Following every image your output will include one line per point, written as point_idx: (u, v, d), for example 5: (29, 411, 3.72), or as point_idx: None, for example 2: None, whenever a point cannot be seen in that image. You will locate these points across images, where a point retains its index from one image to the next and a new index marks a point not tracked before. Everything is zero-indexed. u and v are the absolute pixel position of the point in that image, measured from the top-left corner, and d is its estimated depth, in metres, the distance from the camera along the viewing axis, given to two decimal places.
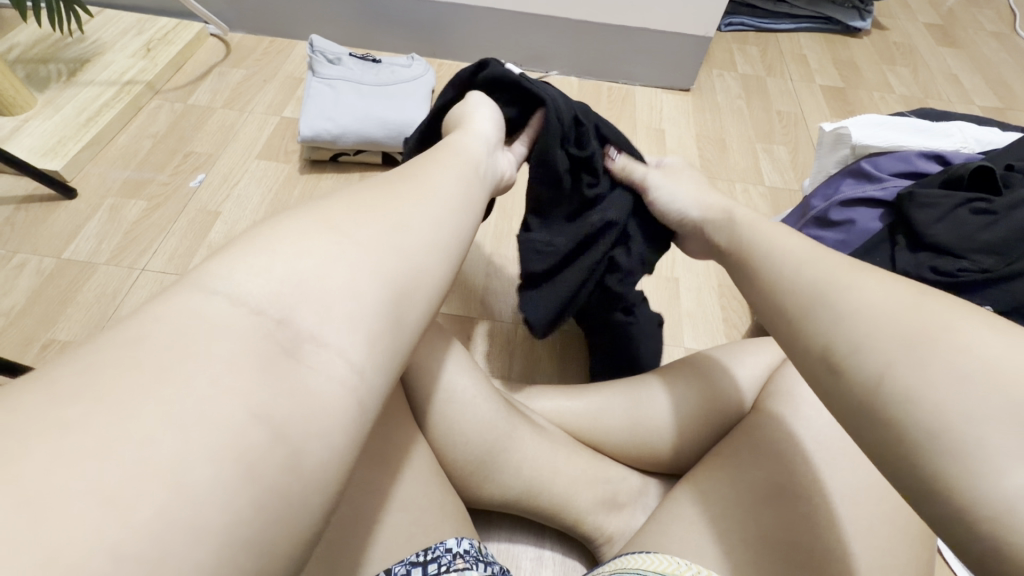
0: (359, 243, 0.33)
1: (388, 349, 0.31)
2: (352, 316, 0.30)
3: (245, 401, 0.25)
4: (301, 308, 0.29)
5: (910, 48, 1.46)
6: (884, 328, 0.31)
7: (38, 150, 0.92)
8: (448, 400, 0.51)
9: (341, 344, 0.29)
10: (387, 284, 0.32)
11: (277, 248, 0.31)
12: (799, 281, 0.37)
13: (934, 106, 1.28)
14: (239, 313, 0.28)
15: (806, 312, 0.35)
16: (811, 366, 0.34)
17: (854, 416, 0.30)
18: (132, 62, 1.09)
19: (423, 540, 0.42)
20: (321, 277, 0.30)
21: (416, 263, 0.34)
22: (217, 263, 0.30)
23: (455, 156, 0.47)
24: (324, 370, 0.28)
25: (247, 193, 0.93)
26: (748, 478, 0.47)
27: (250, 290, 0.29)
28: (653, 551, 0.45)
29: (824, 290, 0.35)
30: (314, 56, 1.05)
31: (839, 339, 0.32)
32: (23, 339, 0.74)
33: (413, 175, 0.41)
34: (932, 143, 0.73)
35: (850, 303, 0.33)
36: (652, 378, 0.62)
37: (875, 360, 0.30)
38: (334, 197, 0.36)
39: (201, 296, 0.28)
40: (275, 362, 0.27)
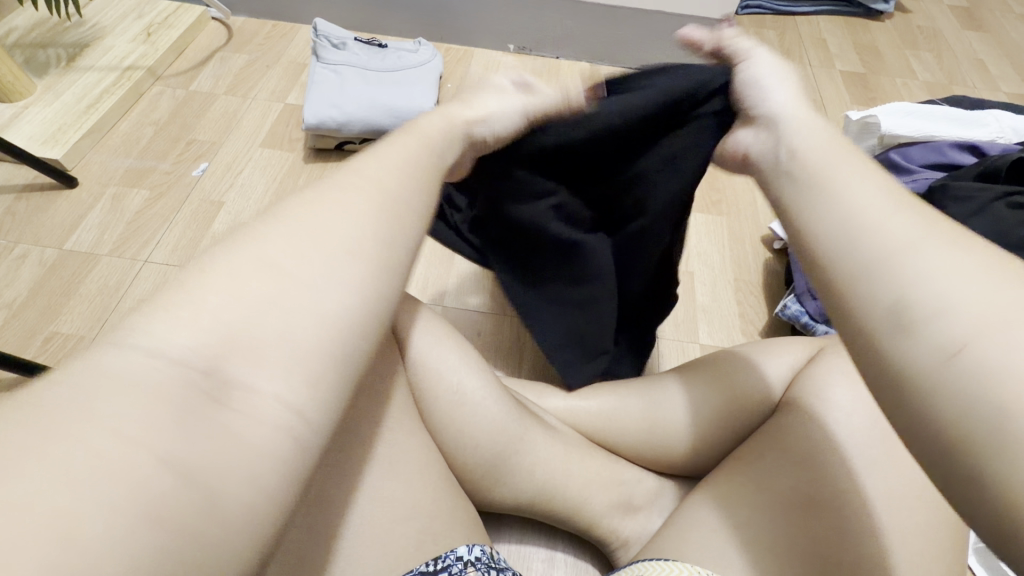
0: (301, 280, 0.26)
1: (336, 391, 0.26)
2: (287, 360, 0.25)
3: (159, 444, 0.21)
4: (227, 356, 0.24)
5: (934, 31, 1.41)
6: (962, 299, 0.24)
7: (39, 138, 0.90)
8: (458, 402, 0.48)
9: (272, 387, 0.24)
10: (332, 320, 0.26)
11: (208, 291, 0.25)
12: (867, 222, 0.28)
13: (959, 93, 1.23)
14: (157, 365, 0.23)
15: (869, 250, 0.27)
16: (864, 317, 0.26)
17: (894, 384, 0.25)
18: (133, 47, 1.06)
19: (433, 547, 0.40)
20: (251, 319, 0.25)
21: (367, 288, 0.28)
22: (139, 313, 0.24)
23: (425, 134, 0.39)
24: (251, 416, 0.23)
25: (251, 182, 0.91)
26: (773, 485, 0.44)
27: (172, 340, 0.23)
28: (669, 557, 0.43)
29: (900, 246, 0.26)
30: (318, 40, 1.02)
31: (910, 291, 0.25)
32: (25, 332, 0.73)
33: (363, 168, 0.33)
34: (966, 133, 0.69)
35: (919, 259, 0.26)
36: (669, 378, 0.60)
37: (957, 328, 0.23)
38: (274, 215, 0.29)
39: (115, 354, 0.23)
40: (195, 413, 0.23)
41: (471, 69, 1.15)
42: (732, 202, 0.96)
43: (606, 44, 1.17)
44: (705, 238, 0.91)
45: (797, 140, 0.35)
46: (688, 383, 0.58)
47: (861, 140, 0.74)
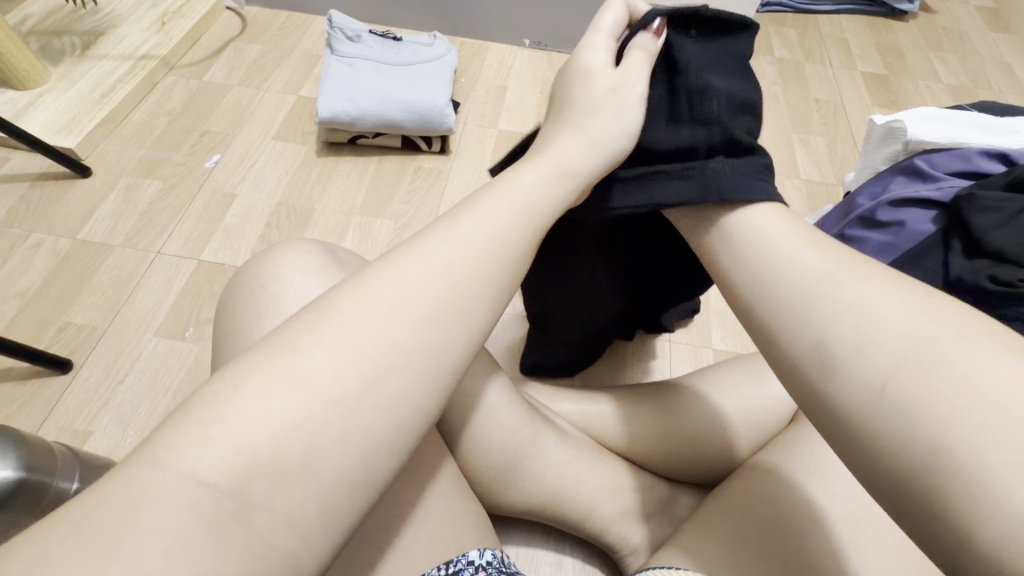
0: (334, 407, 0.26)
1: (352, 508, 0.26)
2: (310, 481, 0.25)
3: (193, 565, 0.22)
4: (255, 481, 0.24)
5: (959, 33, 1.38)
6: (885, 336, 0.27)
7: (53, 126, 0.90)
8: (472, 406, 0.48)
9: (293, 511, 0.24)
10: (354, 445, 0.26)
11: (247, 410, 0.25)
12: (786, 273, 0.32)
13: (983, 96, 1.21)
14: (190, 490, 0.23)
15: (794, 298, 0.31)
16: (798, 363, 0.29)
17: (836, 420, 0.27)
18: (147, 36, 1.06)
19: (444, 552, 0.40)
20: (279, 443, 0.25)
21: (391, 416, 0.27)
22: (179, 430, 0.25)
23: (495, 200, 0.35)
24: (270, 537, 0.24)
25: (263, 175, 0.91)
26: (786, 497, 0.44)
27: (205, 461, 0.24)
28: (680, 566, 0.42)
29: (815, 288, 0.30)
30: (333, 32, 1.01)
31: (796, 316, 0.30)
32: (39, 322, 0.73)
33: (418, 265, 0.31)
34: (994, 140, 0.68)
35: (844, 301, 0.29)
36: (684, 384, 0.59)
37: (876, 366, 0.26)
38: (314, 325, 0.28)
39: (154, 474, 0.23)
40: (219, 530, 0.23)
41: (486, 64, 1.14)
42: None
43: None
44: None
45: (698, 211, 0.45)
46: (702, 392, 0.57)
47: (885, 145, 0.75)
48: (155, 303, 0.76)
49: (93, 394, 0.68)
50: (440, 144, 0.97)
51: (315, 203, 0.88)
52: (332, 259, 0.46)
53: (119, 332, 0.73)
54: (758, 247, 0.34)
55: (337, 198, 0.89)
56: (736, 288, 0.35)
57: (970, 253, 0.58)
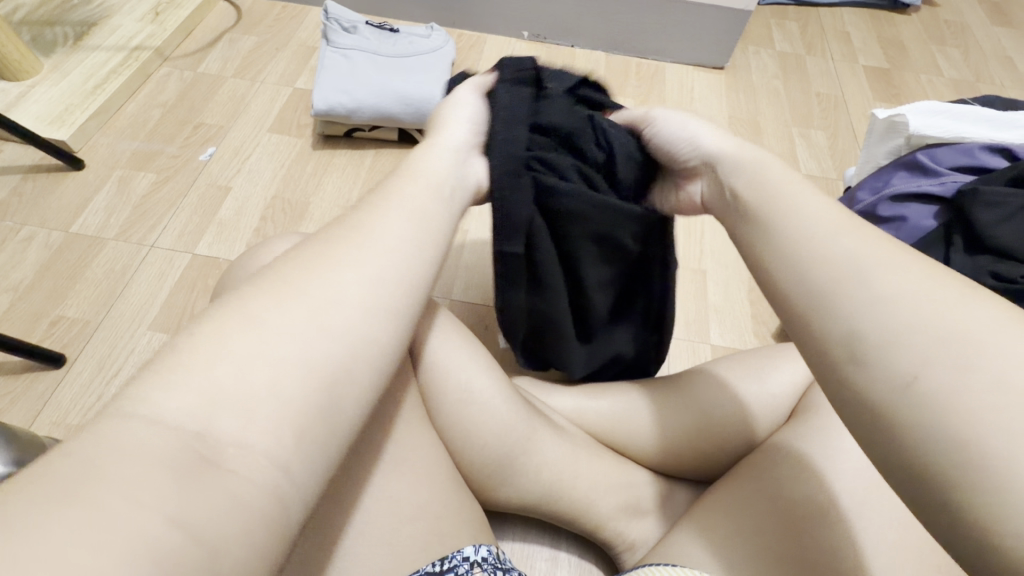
0: (293, 340, 0.28)
1: (322, 444, 0.27)
2: (277, 414, 0.26)
3: (166, 498, 0.22)
4: (222, 417, 0.25)
5: (962, 27, 1.37)
6: (918, 328, 0.26)
7: (45, 118, 0.89)
8: (465, 401, 0.47)
9: (262, 444, 0.25)
10: (319, 372, 0.28)
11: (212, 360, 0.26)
12: (819, 258, 0.30)
13: (985, 90, 1.20)
14: (157, 433, 0.24)
15: (825, 284, 0.29)
16: (823, 349, 0.28)
17: (865, 416, 0.26)
18: (140, 26, 1.04)
19: (440, 549, 0.39)
20: (241, 375, 0.26)
21: (348, 343, 0.29)
22: (145, 385, 0.25)
23: (412, 182, 0.38)
24: (244, 471, 0.24)
25: (259, 168, 0.90)
26: (785, 493, 0.43)
27: (170, 407, 0.24)
28: (677, 563, 0.42)
29: (847, 275, 0.29)
30: (329, 23, 0.99)
31: (828, 303, 0.29)
32: (32, 316, 0.72)
33: (357, 234, 0.33)
34: (997, 135, 0.67)
35: (882, 288, 0.27)
36: (683, 377, 0.58)
37: (906, 354, 0.25)
38: (264, 284, 0.30)
39: (119, 427, 0.24)
40: (186, 475, 0.23)
41: (484, 56, 1.13)
42: None
43: (624, 33, 1.14)
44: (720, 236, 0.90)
45: (730, 177, 0.38)
46: (692, 390, 0.56)
47: (887, 140, 0.73)
48: (149, 297, 0.75)
49: (86, 389, 0.67)
50: None
51: (311, 196, 0.87)
52: None
53: (112, 326, 0.72)
54: (787, 232, 0.32)
55: (333, 191, 0.88)
56: (768, 273, 0.32)
57: (973, 250, 0.58)
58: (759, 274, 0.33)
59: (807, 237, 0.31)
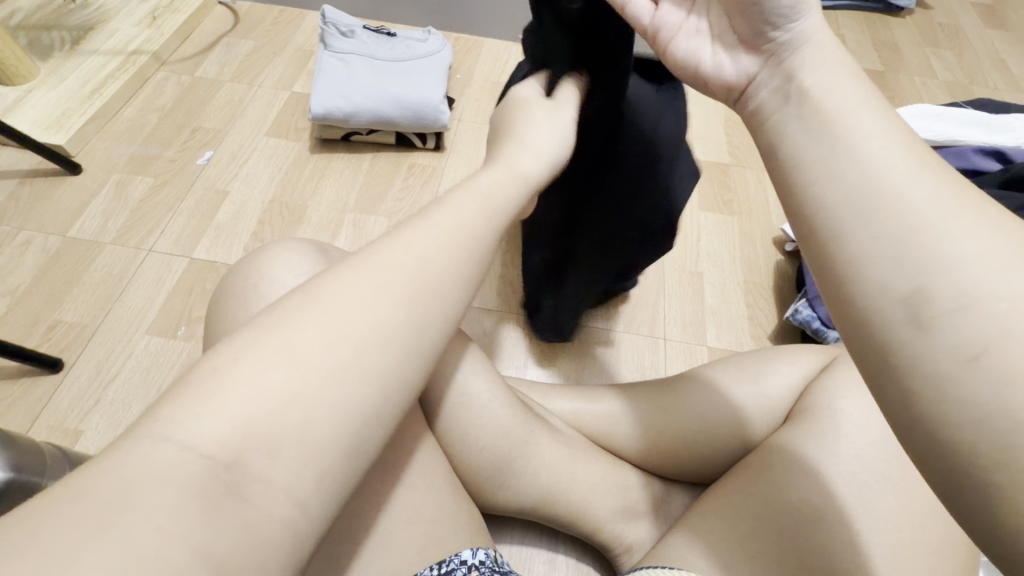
0: (326, 374, 0.27)
1: (345, 482, 0.26)
2: (301, 453, 0.25)
3: (192, 532, 0.22)
4: (251, 453, 0.24)
5: (956, 29, 1.38)
6: (999, 299, 0.22)
7: (42, 123, 0.89)
8: (462, 405, 0.47)
9: (286, 480, 0.24)
10: (346, 412, 0.26)
11: (260, 379, 0.26)
12: (891, 201, 0.26)
13: (979, 93, 1.20)
14: (189, 461, 0.23)
15: (891, 234, 0.25)
16: (875, 309, 0.25)
17: (909, 392, 0.23)
18: (138, 30, 1.04)
19: (437, 552, 0.39)
20: (274, 413, 0.25)
21: (375, 379, 0.28)
22: (177, 406, 0.25)
23: (457, 205, 0.37)
24: (265, 509, 0.24)
25: (256, 172, 0.90)
26: (782, 497, 0.43)
27: (202, 434, 0.24)
28: (676, 566, 0.43)
29: (919, 228, 0.25)
30: (326, 28, 1.00)
31: (891, 255, 0.25)
32: (29, 320, 0.72)
33: (398, 251, 0.32)
34: (990, 138, 0.68)
35: (956, 249, 0.24)
36: (679, 381, 0.58)
37: (980, 326, 0.22)
38: (302, 302, 0.29)
39: (149, 450, 0.23)
40: (215, 507, 0.23)
41: (481, 59, 1.13)
42: (745, 201, 0.95)
43: None
44: (716, 238, 0.90)
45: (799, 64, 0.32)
46: (687, 393, 0.56)
47: None
48: (147, 301, 0.75)
49: (83, 394, 0.67)
50: (434, 141, 0.96)
51: (309, 200, 0.87)
52: (323, 258, 0.46)
53: (109, 330, 0.72)
54: (850, 167, 0.27)
55: (331, 195, 0.89)
56: (815, 211, 0.28)
57: None
58: (801, 213, 0.29)
59: (874, 171, 0.27)
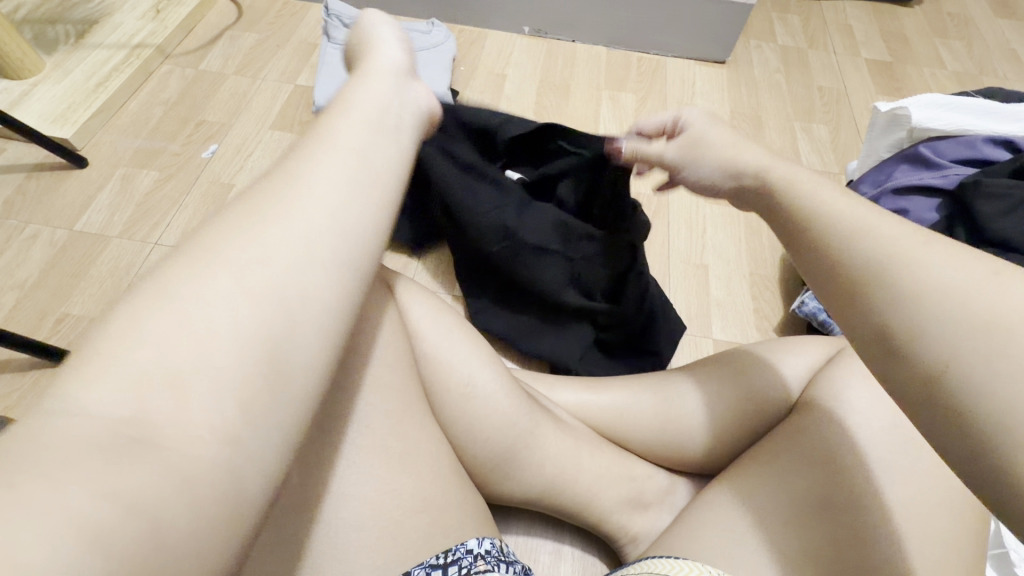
0: (226, 316, 0.25)
1: (277, 418, 0.25)
2: (217, 391, 0.23)
3: (85, 478, 0.20)
4: (152, 402, 0.22)
5: (965, 19, 1.36)
6: (957, 303, 0.26)
7: (48, 117, 0.89)
8: (468, 396, 0.47)
9: (201, 420, 0.23)
10: (259, 332, 0.25)
11: (146, 331, 0.23)
12: (866, 235, 0.30)
13: (988, 83, 1.19)
14: (70, 419, 0.21)
15: (874, 257, 0.29)
16: (861, 339, 0.29)
17: (919, 403, 0.26)
18: (142, 24, 1.04)
19: (443, 541, 0.40)
20: (169, 358, 0.23)
21: (282, 298, 0.26)
22: (67, 375, 0.23)
23: (339, 123, 0.32)
24: (180, 450, 0.22)
25: (261, 165, 0.90)
26: (792, 487, 0.43)
27: (88, 392, 0.22)
28: (680, 555, 0.42)
29: (890, 253, 0.29)
30: (329, 20, 0.99)
31: (873, 283, 0.29)
32: (38, 313, 0.73)
33: (299, 172, 0.29)
34: (1000, 128, 0.67)
35: (923, 269, 0.27)
36: (690, 370, 0.58)
37: (937, 343, 0.25)
38: (186, 249, 0.27)
39: (36, 419, 0.21)
40: (111, 453, 0.21)
41: (485, 52, 1.12)
42: None
43: (624, 29, 1.14)
44: (722, 230, 0.89)
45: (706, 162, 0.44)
46: (701, 380, 0.56)
47: (889, 133, 0.73)
48: None
49: None
50: None
51: None
52: None
53: None
54: (833, 217, 0.33)
55: None
56: (818, 253, 0.32)
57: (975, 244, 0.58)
58: (807, 255, 0.33)
59: (849, 212, 0.32)
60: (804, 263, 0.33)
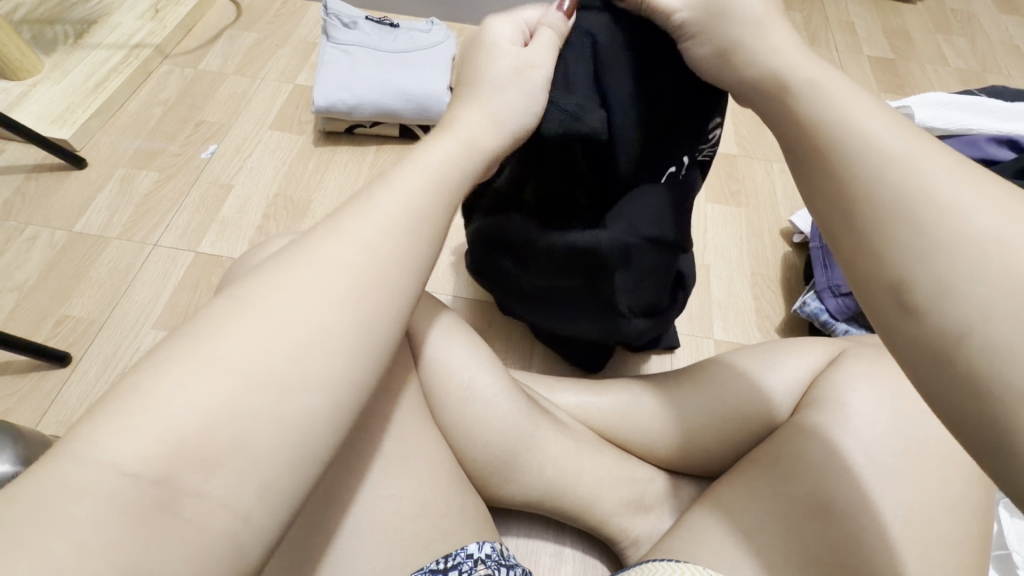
0: (260, 388, 0.26)
1: (289, 493, 0.27)
2: (240, 467, 0.25)
3: (117, 550, 0.22)
4: (184, 468, 0.24)
5: (969, 15, 1.35)
6: (992, 262, 0.24)
7: (47, 117, 0.89)
8: (468, 400, 0.47)
9: (224, 494, 0.25)
10: (286, 413, 0.26)
11: (185, 399, 0.25)
12: (908, 184, 0.27)
13: (992, 80, 1.18)
14: (110, 482, 0.23)
15: (911, 207, 0.27)
16: (875, 300, 0.28)
17: (930, 362, 0.25)
18: (141, 23, 1.04)
19: (443, 546, 0.39)
20: (205, 429, 0.25)
21: (323, 380, 0.28)
22: (104, 427, 0.24)
23: (408, 176, 0.35)
24: (202, 524, 0.24)
25: (261, 166, 0.90)
26: (793, 491, 0.43)
27: (125, 455, 0.24)
28: (682, 559, 0.42)
29: (926, 204, 0.27)
30: (329, 19, 0.99)
31: (898, 229, 0.27)
32: (37, 315, 0.73)
33: (339, 244, 0.31)
34: (1003, 126, 0.67)
35: (962, 224, 0.26)
36: (695, 371, 0.58)
37: (967, 309, 0.24)
38: (239, 299, 0.29)
39: (77, 472, 0.23)
40: (144, 523, 0.23)
41: None
42: (753, 192, 0.94)
43: None
44: (722, 230, 0.89)
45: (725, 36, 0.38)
46: (707, 381, 0.56)
47: None
48: (153, 295, 0.76)
49: (93, 387, 0.68)
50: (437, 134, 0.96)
51: (314, 193, 0.87)
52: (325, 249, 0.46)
53: (116, 324, 0.73)
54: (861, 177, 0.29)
55: (335, 188, 0.88)
56: (847, 211, 0.29)
57: None
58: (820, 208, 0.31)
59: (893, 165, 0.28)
60: (818, 210, 0.31)
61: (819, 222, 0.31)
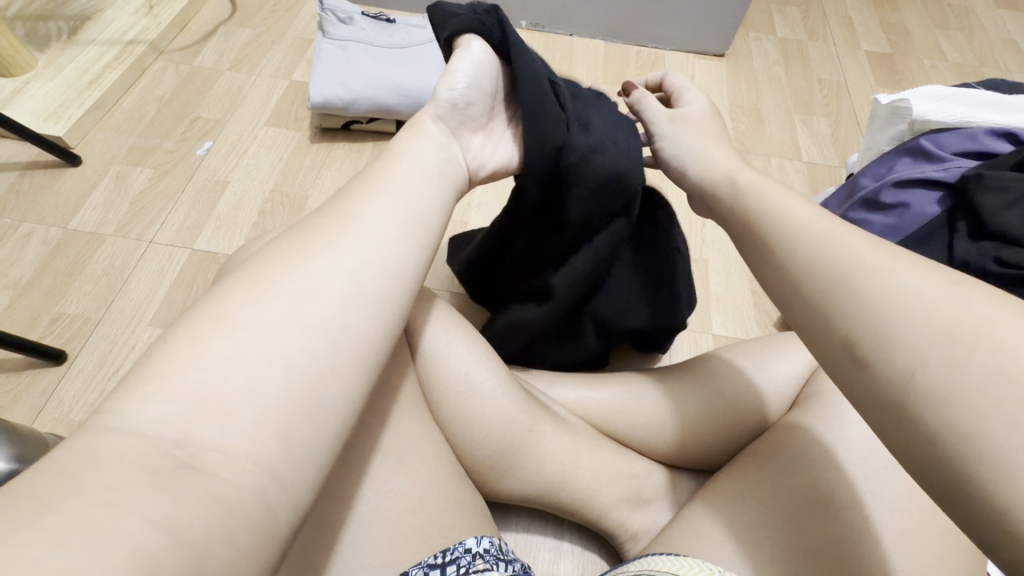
0: (278, 348, 0.27)
1: (311, 449, 0.27)
2: (261, 420, 0.26)
3: (147, 503, 0.22)
4: (202, 425, 0.25)
5: (967, 10, 1.35)
6: (916, 310, 0.25)
7: (40, 114, 0.89)
8: (466, 394, 0.47)
9: (248, 448, 0.25)
10: (298, 372, 0.27)
11: (206, 361, 0.26)
12: (839, 248, 0.30)
13: (990, 75, 1.18)
14: (135, 442, 0.24)
15: (841, 272, 0.29)
16: (828, 356, 0.28)
17: (882, 410, 0.25)
18: (135, 20, 1.03)
19: (441, 541, 0.39)
20: (221, 386, 0.25)
21: (331, 341, 0.29)
22: (130, 396, 0.25)
23: (405, 174, 0.37)
24: (228, 479, 0.24)
25: (257, 162, 0.89)
26: (792, 484, 0.43)
27: (149, 415, 0.24)
28: (681, 553, 0.42)
29: (859, 265, 0.28)
30: (324, 15, 0.98)
31: (836, 293, 0.29)
32: (32, 313, 0.72)
33: (346, 222, 0.33)
34: (1003, 118, 0.66)
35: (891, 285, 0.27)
36: (693, 366, 0.58)
37: (903, 354, 0.25)
38: (245, 280, 0.30)
39: (104, 439, 0.23)
40: (168, 480, 0.23)
41: None
42: None
43: (623, 22, 1.13)
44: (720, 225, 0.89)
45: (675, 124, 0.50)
46: (704, 376, 0.56)
47: (890, 126, 0.73)
48: (149, 292, 0.75)
49: (89, 384, 0.68)
50: None
51: (310, 190, 0.87)
52: None
53: (112, 321, 0.72)
54: (807, 230, 0.32)
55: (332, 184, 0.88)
56: (793, 266, 0.32)
57: (975, 236, 0.58)
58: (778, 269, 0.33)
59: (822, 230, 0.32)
60: (777, 276, 0.33)
61: (778, 284, 0.33)
